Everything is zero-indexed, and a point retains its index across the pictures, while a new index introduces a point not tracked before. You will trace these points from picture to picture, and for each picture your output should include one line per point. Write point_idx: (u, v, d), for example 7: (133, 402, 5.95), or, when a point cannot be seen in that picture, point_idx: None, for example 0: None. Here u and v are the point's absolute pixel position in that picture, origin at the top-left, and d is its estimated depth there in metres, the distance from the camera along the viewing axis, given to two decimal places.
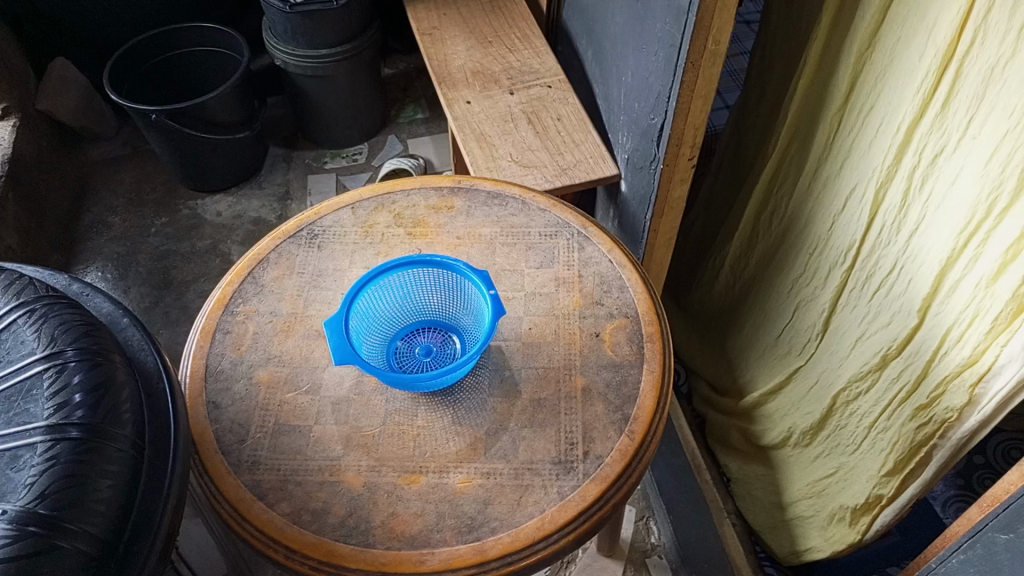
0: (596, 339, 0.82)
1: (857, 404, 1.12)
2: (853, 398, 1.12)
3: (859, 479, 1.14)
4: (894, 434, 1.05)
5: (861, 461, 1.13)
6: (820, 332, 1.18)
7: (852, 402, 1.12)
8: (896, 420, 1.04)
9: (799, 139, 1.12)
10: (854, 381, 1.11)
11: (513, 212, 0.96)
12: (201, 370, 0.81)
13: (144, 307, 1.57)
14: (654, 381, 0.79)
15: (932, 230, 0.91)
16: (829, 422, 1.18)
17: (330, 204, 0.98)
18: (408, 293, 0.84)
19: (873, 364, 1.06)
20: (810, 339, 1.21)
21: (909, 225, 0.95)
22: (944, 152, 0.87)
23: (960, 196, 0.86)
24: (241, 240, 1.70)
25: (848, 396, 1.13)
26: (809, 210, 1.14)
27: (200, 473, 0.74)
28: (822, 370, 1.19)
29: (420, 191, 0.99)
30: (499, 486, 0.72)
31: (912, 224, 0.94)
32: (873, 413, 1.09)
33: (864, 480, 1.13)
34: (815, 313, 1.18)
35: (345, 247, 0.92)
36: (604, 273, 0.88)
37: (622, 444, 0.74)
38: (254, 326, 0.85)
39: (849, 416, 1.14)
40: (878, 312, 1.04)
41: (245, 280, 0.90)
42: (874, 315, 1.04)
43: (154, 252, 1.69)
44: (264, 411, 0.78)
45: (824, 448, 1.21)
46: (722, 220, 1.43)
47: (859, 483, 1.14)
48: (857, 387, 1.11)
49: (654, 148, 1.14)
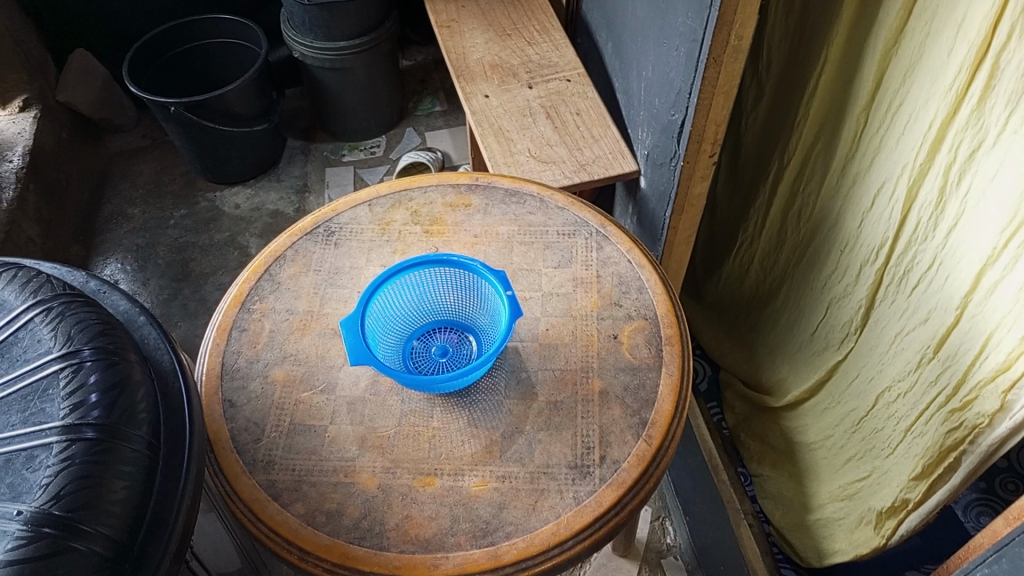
0: (614, 341, 0.81)
1: (894, 405, 1.10)
2: (891, 398, 1.11)
3: (890, 481, 1.13)
4: (928, 437, 1.04)
5: (894, 465, 1.12)
6: (857, 329, 1.16)
7: (890, 403, 1.11)
8: (932, 422, 1.03)
9: (825, 134, 1.10)
10: (894, 382, 1.09)
11: (531, 210, 0.95)
12: (217, 368, 0.81)
13: (163, 300, 1.58)
14: (673, 384, 0.78)
15: (970, 230, 0.89)
16: (867, 423, 1.17)
17: (348, 200, 0.97)
18: (425, 292, 0.83)
19: (912, 364, 1.05)
20: (846, 337, 1.19)
21: (945, 224, 0.93)
22: (981, 148, 0.85)
23: (999, 196, 0.84)
24: (259, 233, 1.70)
25: (887, 397, 1.11)
26: (840, 207, 1.11)
27: (215, 472, 0.74)
28: (858, 368, 1.17)
29: (438, 188, 0.98)
30: (515, 489, 0.72)
31: (949, 223, 0.92)
32: (909, 415, 1.07)
33: (895, 483, 1.12)
34: (850, 311, 1.16)
35: (362, 244, 0.92)
36: (623, 273, 0.87)
37: (639, 449, 0.73)
38: (270, 323, 0.85)
39: (886, 416, 1.12)
40: (912, 311, 1.02)
41: (261, 277, 0.89)
42: (910, 313, 1.02)
43: (173, 244, 1.69)
44: (279, 410, 0.78)
45: (858, 449, 1.20)
46: (735, 221, 1.40)
47: (890, 485, 1.13)
48: (893, 387, 1.09)
49: (675, 145, 1.12)
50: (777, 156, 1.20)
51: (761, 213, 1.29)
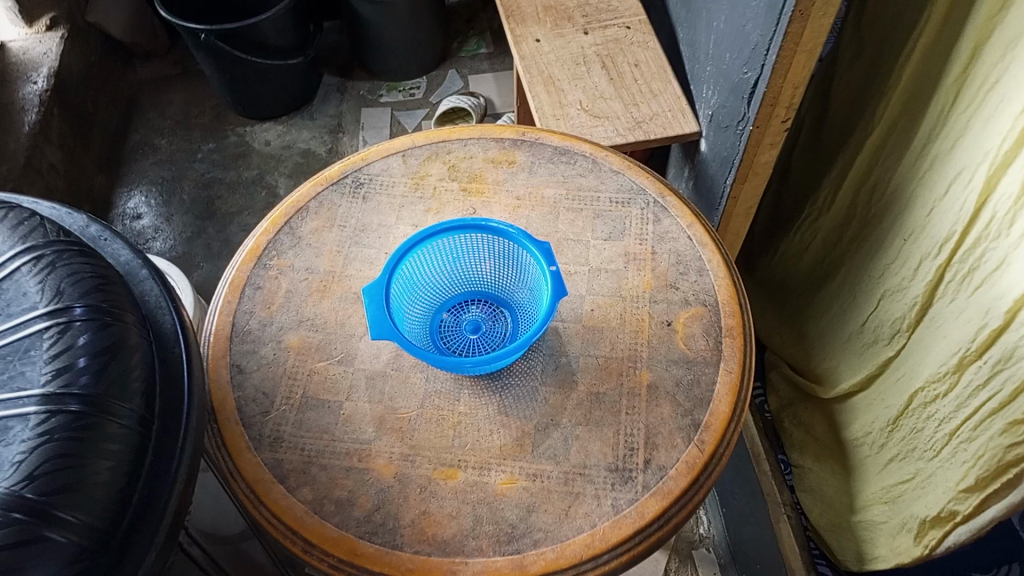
0: (667, 328, 0.72)
1: (936, 405, 1.00)
2: (931, 400, 1.01)
3: (933, 491, 1.04)
4: (980, 449, 0.94)
5: (939, 470, 1.02)
6: (910, 327, 1.05)
7: (930, 403, 1.01)
8: (983, 432, 0.93)
9: (911, 107, 0.98)
10: (934, 381, 1.00)
11: (582, 172, 0.84)
12: (227, 329, 0.74)
13: (186, 239, 1.52)
14: (732, 384, 0.69)
15: None
16: (907, 423, 1.07)
17: (380, 149, 0.87)
18: (456, 261, 0.75)
19: (953, 365, 0.95)
20: (898, 333, 1.08)
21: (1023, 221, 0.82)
22: None
23: None
24: (288, 173, 1.62)
25: (928, 396, 1.02)
26: (910, 190, 1.00)
27: (217, 446, 0.67)
28: (907, 366, 1.07)
29: (480, 141, 0.88)
30: (546, 492, 0.64)
31: None
32: (954, 420, 0.97)
33: (938, 493, 1.02)
34: (904, 306, 1.05)
35: (392, 200, 0.83)
36: (681, 251, 0.77)
37: (689, 456, 0.65)
38: (287, 283, 0.77)
39: (927, 419, 1.03)
40: (969, 312, 0.91)
41: (281, 230, 0.81)
42: (965, 313, 0.92)
43: (199, 179, 1.62)
44: (291, 381, 0.71)
45: (899, 450, 1.10)
46: (805, 191, 1.29)
47: (933, 494, 1.04)
48: (935, 387, 1.00)
49: (744, 107, 1.01)
50: (861, 127, 1.08)
51: (832, 188, 1.18)
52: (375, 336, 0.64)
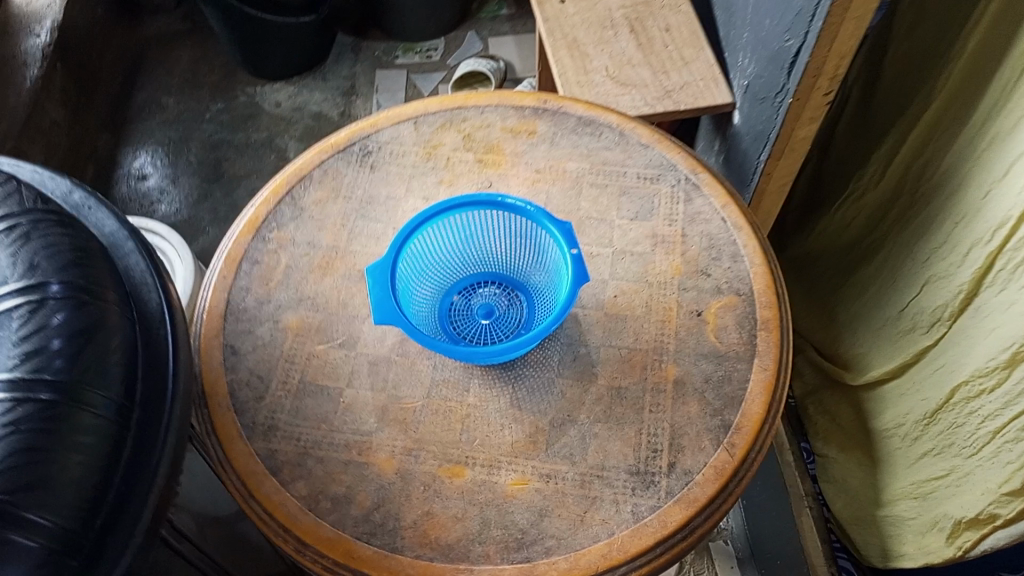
0: (696, 319, 0.67)
1: (980, 401, 0.95)
2: (974, 395, 0.95)
3: (969, 491, 0.98)
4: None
5: (978, 470, 0.96)
6: (953, 315, 0.99)
7: (973, 398, 0.95)
8: None
9: (974, 79, 0.91)
10: (980, 375, 0.93)
11: (607, 145, 0.78)
12: (221, 306, 0.69)
13: (192, 203, 1.46)
14: (766, 383, 0.63)
15: None
16: (946, 417, 1.01)
17: (390, 114, 0.81)
18: (468, 240, 0.69)
19: (1003, 360, 0.89)
20: (938, 321, 1.02)
21: None
22: None
23: None
24: (299, 136, 1.55)
25: (971, 390, 0.96)
26: (965, 170, 0.94)
27: (207, 434, 0.62)
28: (947, 357, 1.01)
29: (497, 109, 0.81)
30: (560, 495, 0.59)
31: None
32: (1000, 417, 0.92)
33: (975, 494, 0.97)
34: (948, 293, 0.99)
35: (403, 170, 0.77)
36: (714, 234, 0.71)
37: (718, 460, 0.60)
38: (287, 258, 0.72)
39: (968, 414, 0.97)
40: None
41: (282, 200, 0.76)
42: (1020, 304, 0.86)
43: (206, 141, 1.56)
44: (288, 365, 0.65)
45: (934, 445, 1.04)
46: (850, 168, 1.22)
47: (969, 494, 0.98)
48: (981, 382, 0.94)
49: (783, 78, 0.94)
50: (916, 101, 1.02)
51: (881, 164, 1.12)
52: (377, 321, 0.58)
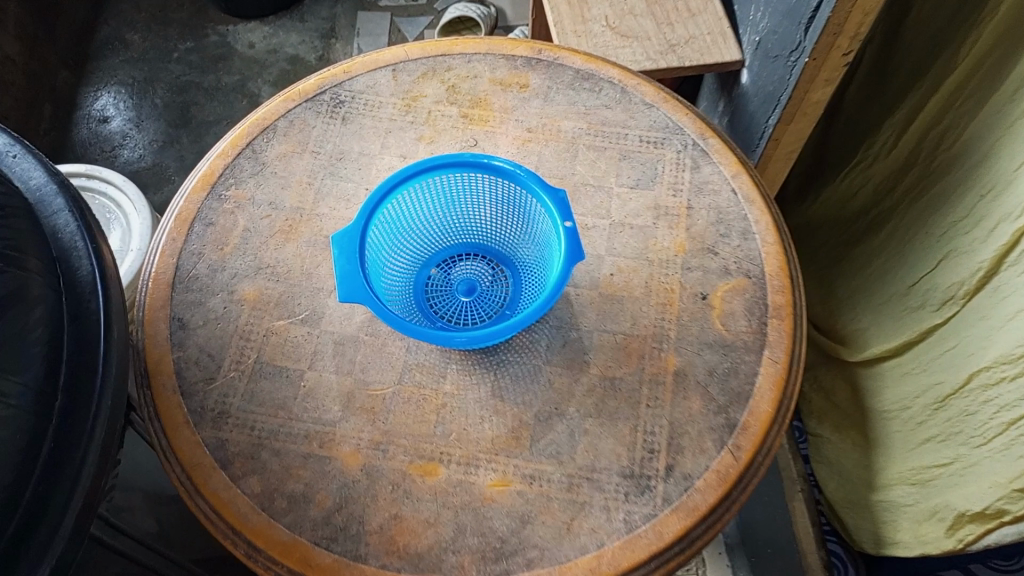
0: (701, 303, 0.60)
1: (997, 389, 0.89)
2: (992, 383, 0.90)
3: (976, 482, 0.93)
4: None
5: (988, 461, 0.92)
6: (968, 294, 0.94)
7: (991, 386, 0.90)
8: None
9: (1009, 41, 0.85)
10: (1001, 361, 0.88)
11: (608, 103, 0.69)
12: (169, 274, 0.61)
13: (158, 148, 1.37)
14: (776, 378, 0.56)
15: None
16: (955, 403, 0.96)
17: (366, 60, 0.72)
18: (449, 205, 0.62)
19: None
20: (951, 299, 0.97)
21: None
22: None
23: None
24: (273, 81, 1.45)
25: (988, 377, 0.91)
26: (997, 140, 0.88)
27: (150, 419, 0.55)
28: (960, 339, 0.95)
29: (486, 58, 0.72)
30: (545, 499, 0.53)
31: None
32: (1018, 407, 0.87)
33: (983, 487, 0.92)
34: (967, 270, 0.94)
35: (378, 124, 0.69)
36: (723, 207, 0.64)
37: (721, 464, 0.53)
38: (245, 220, 0.64)
39: (983, 402, 0.92)
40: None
41: (242, 154, 0.67)
42: None
43: (173, 82, 1.45)
44: (243, 342, 0.58)
45: (939, 431, 0.99)
46: (861, 134, 1.15)
47: (976, 486, 0.93)
48: (1001, 370, 0.88)
49: (799, 34, 0.86)
50: (940, 64, 0.95)
51: (895, 132, 1.06)
52: (342, 298, 0.51)
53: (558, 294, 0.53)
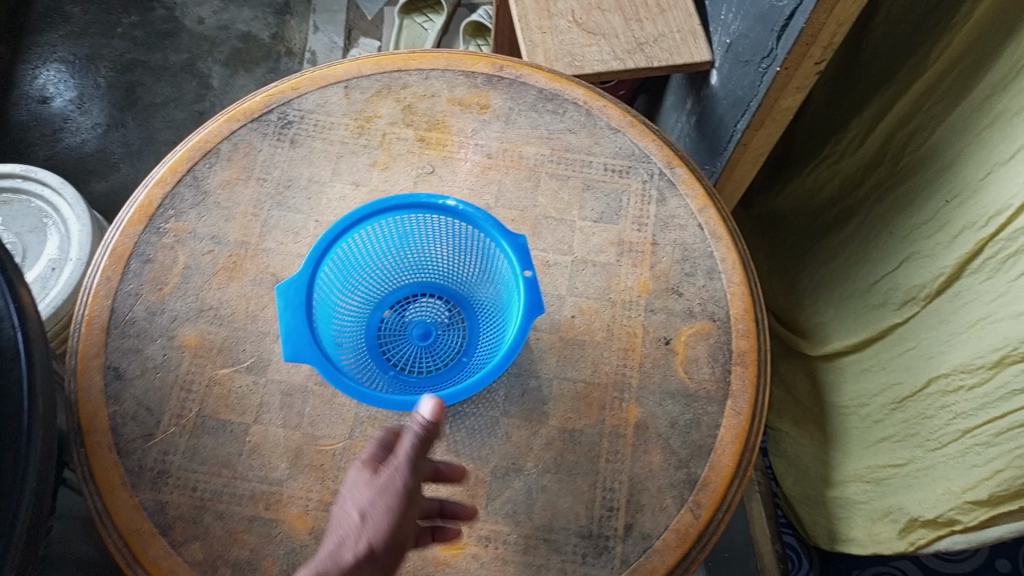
0: (664, 348, 0.58)
1: (954, 397, 0.88)
2: (950, 390, 0.89)
3: (930, 487, 0.93)
4: (997, 458, 0.84)
5: (943, 467, 0.92)
6: (930, 297, 0.91)
7: (948, 393, 0.89)
8: (1006, 441, 0.82)
9: (980, 47, 0.80)
10: (959, 371, 0.86)
11: (571, 127, 0.66)
12: (104, 317, 0.57)
13: (102, 132, 1.29)
14: (738, 430, 0.55)
15: None
16: (913, 407, 0.95)
17: (316, 75, 0.68)
18: (404, 244, 0.59)
19: (987, 361, 0.82)
20: (912, 301, 0.94)
21: None
22: None
23: None
24: (224, 60, 1.38)
25: (946, 384, 0.89)
26: (960, 148, 0.84)
27: (84, 481, 0.52)
28: (920, 341, 0.93)
29: (444, 75, 0.69)
30: (501, 562, 0.51)
31: None
32: (972, 418, 0.86)
33: (937, 494, 0.92)
34: (928, 274, 0.91)
35: (328, 148, 0.65)
36: (688, 243, 0.62)
37: (681, 523, 0.52)
38: (185, 256, 0.60)
39: (940, 408, 0.91)
40: (1016, 302, 0.78)
41: (181, 182, 0.63)
42: (1009, 300, 0.79)
43: (117, 60, 1.37)
44: (184, 394, 0.55)
45: (895, 432, 0.98)
46: (826, 127, 1.11)
47: (929, 491, 0.94)
48: (959, 378, 0.87)
49: (771, 41, 0.82)
50: (909, 63, 0.90)
51: (863, 129, 1.01)
52: (286, 357, 0.48)
53: (517, 352, 0.50)
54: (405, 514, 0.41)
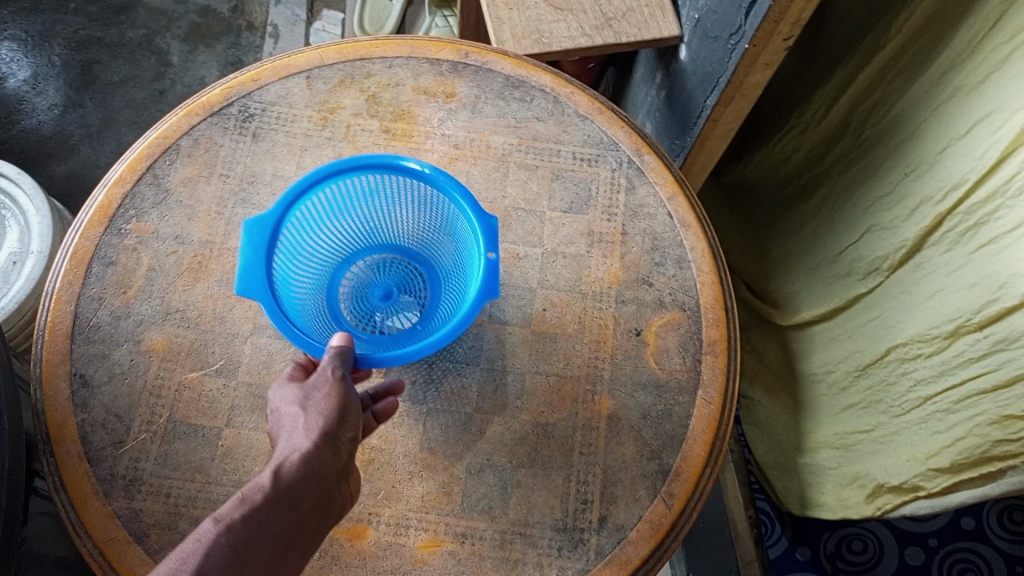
0: (635, 339, 0.58)
1: (915, 365, 0.90)
2: (910, 358, 0.90)
3: (895, 453, 0.96)
4: (957, 426, 0.86)
5: (906, 433, 0.94)
6: (892, 267, 0.93)
7: (908, 360, 0.91)
8: (965, 409, 0.84)
9: (937, 21, 0.79)
10: (918, 340, 0.88)
11: (538, 115, 0.66)
12: (67, 323, 0.56)
13: (60, 113, 1.26)
14: (709, 420, 0.56)
15: None
16: (877, 375, 0.97)
17: (277, 66, 0.66)
18: (361, 209, 0.57)
19: (944, 331, 0.84)
20: (877, 272, 0.95)
21: None
22: None
23: None
24: (183, 35, 1.34)
25: (906, 352, 0.91)
26: (921, 121, 0.85)
27: (55, 491, 0.52)
28: (883, 311, 0.95)
29: (408, 62, 0.67)
30: (477, 558, 0.52)
31: None
32: (932, 386, 0.88)
33: (902, 460, 0.94)
34: (891, 246, 0.92)
35: (292, 142, 0.64)
36: (658, 232, 0.62)
37: (654, 514, 0.53)
38: (149, 258, 0.59)
39: (901, 375, 0.93)
40: (973, 274, 0.79)
41: (142, 179, 0.62)
42: (965, 272, 0.80)
43: (71, 37, 1.33)
44: (154, 400, 0.55)
45: (861, 399, 1.00)
46: (793, 98, 1.11)
47: (894, 457, 0.96)
48: (918, 347, 0.89)
49: (739, 17, 0.81)
50: (870, 35, 0.89)
51: (827, 101, 1.01)
52: (238, 290, 0.47)
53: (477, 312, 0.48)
54: (345, 398, 0.42)
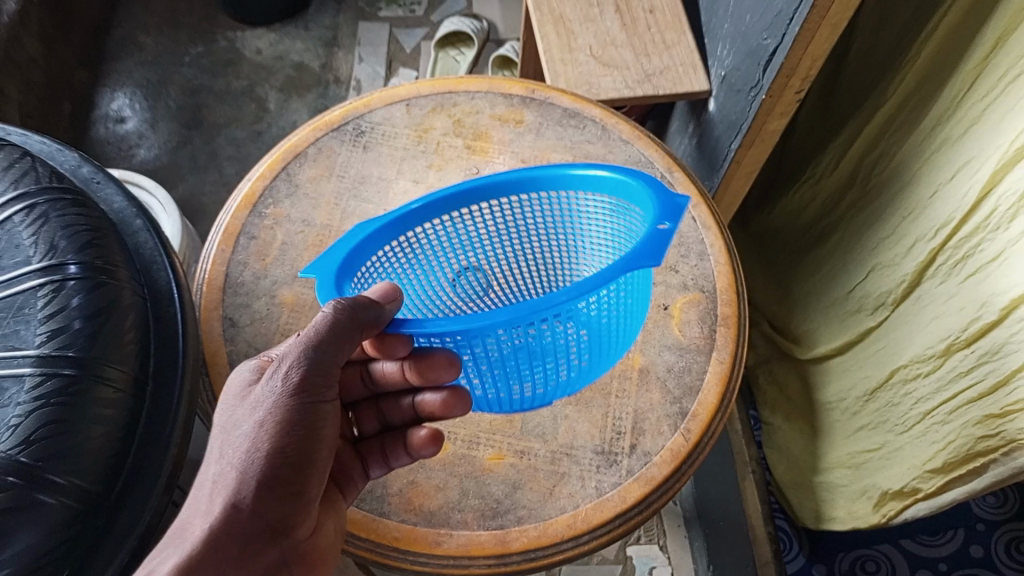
0: (663, 313, 0.73)
1: (915, 384, 1.02)
2: (910, 378, 1.02)
3: (898, 464, 1.06)
4: (951, 433, 0.97)
5: (908, 446, 1.05)
6: (896, 301, 1.05)
7: (908, 381, 1.03)
8: (957, 418, 0.96)
9: (929, 83, 0.94)
10: (916, 361, 1.00)
11: (591, 139, 0.82)
12: (220, 279, 0.73)
13: (171, 148, 1.46)
14: (722, 375, 0.69)
15: None
16: (882, 395, 1.08)
17: (384, 96, 0.84)
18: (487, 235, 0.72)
19: (938, 350, 0.96)
20: (883, 305, 1.08)
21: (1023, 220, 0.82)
22: None
23: None
24: (279, 86, 1.55)
25: (907, 374, 1.03)
26: (915, 170, 0.99)
27: (209, 401, 0.67)
28: (888, 340, 1.07)
29: (487, 96, 0.85)
30: (532, 469, 0.65)
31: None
32: (931, 401, 0.99)
33: (904, 468, 1.05)
34: (894, 281, 1.05)
35: (394, 152, 0.81)
36: (684, 232, 0.77)
37: (675, 444, 0.66)
38: (282, 235, 0.75)
39: (903, 395, 1.04)
40: (961, 299, 0.92)
41: (278, 176, 0.79)
42: (955, 298, 0.93)
43: (186, 85, 1.55)
44: (284, 338, 0.70)
45: (869, 420, 1.11)
46: (810, 152, 1.26)
47: (897, 468, 1.07)
48: (918, 367, 1.00)
49: (758, 73, 0.97)
50: (875, 95, 1.05)
51: (838, 154, 1.16)
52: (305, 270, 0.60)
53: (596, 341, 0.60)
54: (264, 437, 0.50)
